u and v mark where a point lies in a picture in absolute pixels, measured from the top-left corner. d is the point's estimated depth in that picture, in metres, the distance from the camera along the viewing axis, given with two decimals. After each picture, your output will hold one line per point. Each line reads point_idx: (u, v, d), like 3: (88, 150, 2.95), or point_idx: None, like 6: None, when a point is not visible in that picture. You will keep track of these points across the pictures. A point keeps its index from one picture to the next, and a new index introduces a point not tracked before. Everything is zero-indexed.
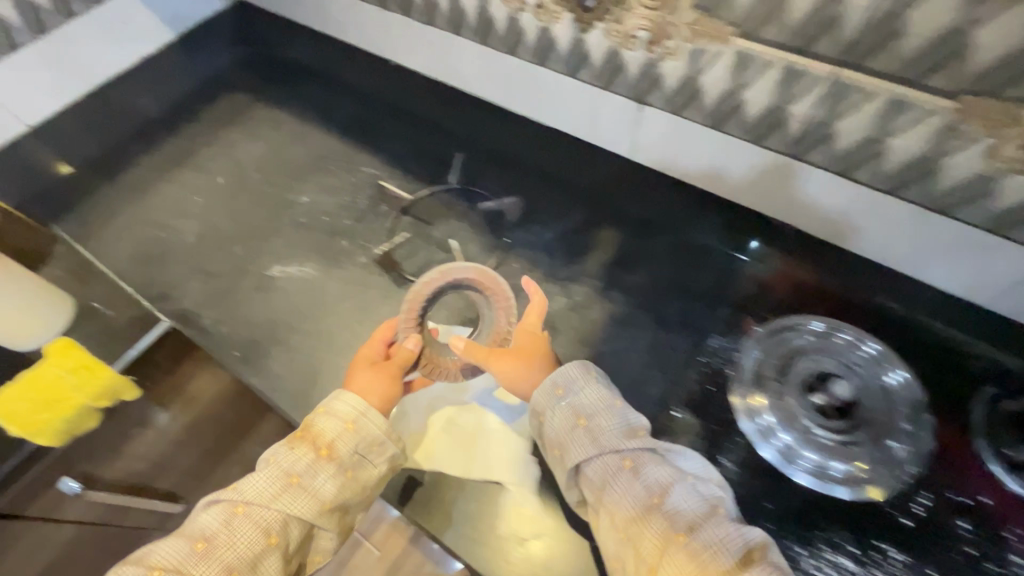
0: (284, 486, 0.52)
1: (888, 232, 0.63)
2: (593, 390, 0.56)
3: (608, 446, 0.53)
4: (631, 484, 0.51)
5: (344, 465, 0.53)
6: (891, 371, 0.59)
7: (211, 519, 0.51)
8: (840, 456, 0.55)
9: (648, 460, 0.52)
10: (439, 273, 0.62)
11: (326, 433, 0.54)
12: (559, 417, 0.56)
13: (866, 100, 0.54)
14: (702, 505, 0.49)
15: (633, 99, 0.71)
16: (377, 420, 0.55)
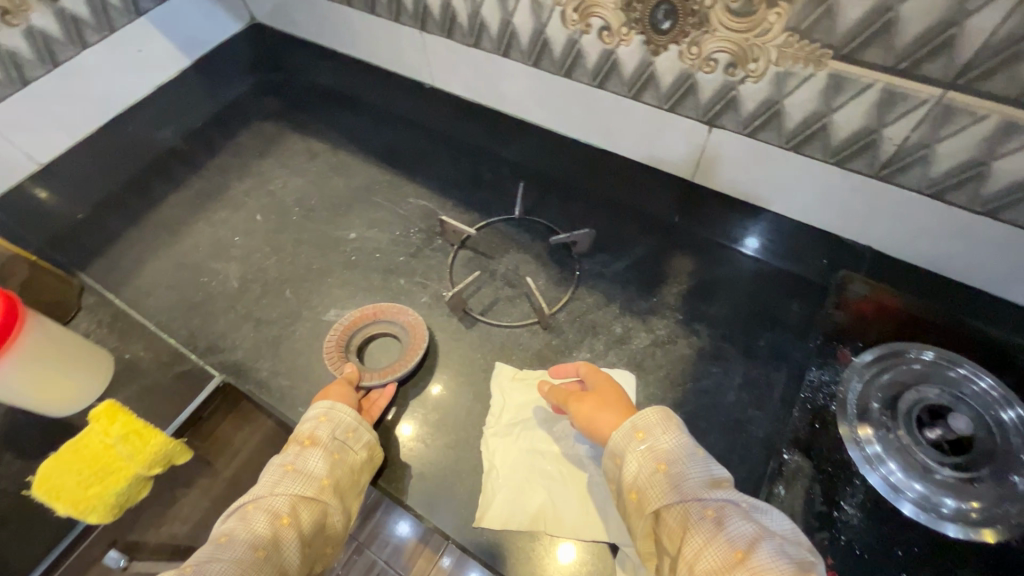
0: (281, 473, 0.52)
1: (980, 253, 0.61)
2: (675, 436, 0.50)
3: (691, 493, 0.47)
4: (714, 537, 0.44)
5: (330, 447, 0.54)
6: (1008, 409, 0.56)
7: (228, 523, 0.50)
8: (955, 492, 0.53)
9: (733, 512, 0.45)
10: (334, 328, 0.65)
11: (305, 426, 0.56)
12: (637, 461, 0.50)
13: (975, 122, 0.52)
14: (793, 566, 0.42)
15: (702, 121, 0.68)
16: (345, 408, 0.57)
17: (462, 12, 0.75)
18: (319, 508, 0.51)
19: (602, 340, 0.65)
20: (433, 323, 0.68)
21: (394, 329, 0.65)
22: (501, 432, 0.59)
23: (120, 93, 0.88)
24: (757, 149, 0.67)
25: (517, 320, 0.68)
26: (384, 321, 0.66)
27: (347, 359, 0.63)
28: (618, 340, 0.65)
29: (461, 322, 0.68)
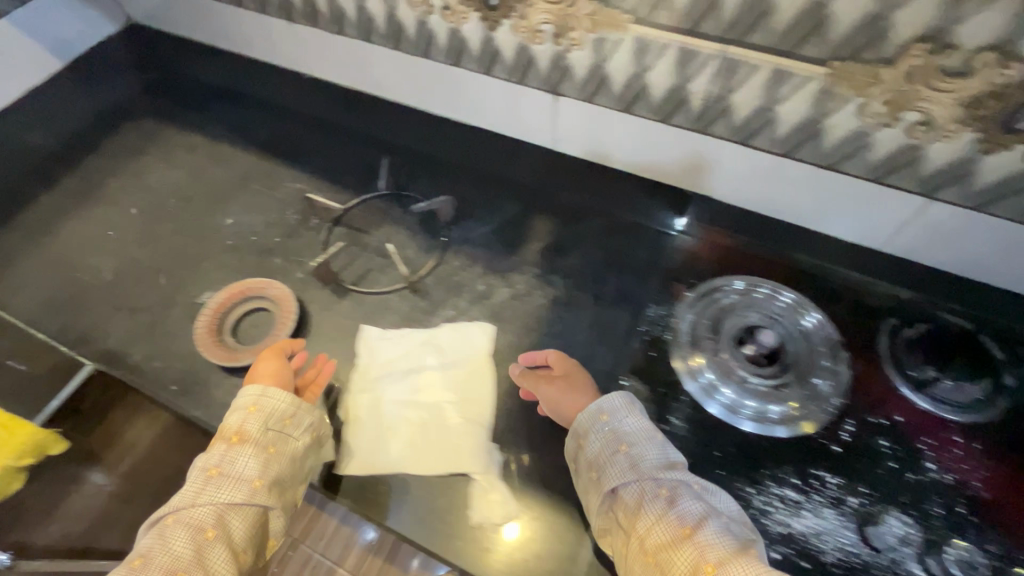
0: (205, 480, 0.50)
1: (788, 191, 0.69)
2: (637, 420, 0.54)
3: (647, 473, 0.50)
4: (664, 513, 0.47)
5: (263, 442, 0.53)
6: (807, 315, 0.64)
7: (145, 541, 0.48)
8: (774, 399, 0.60)
9: (685, 492, 0.49)
10: (207, 309, 0.67)
11: (233, 422, 0.54)
12: (601, 441, 0.53)
13: (753, 73, 0.59)
14: (737, 541, 0.45)
15: (547, 91, 0.74)
16: (277, 395, 0.55)
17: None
18: (252, 513, 0.50)
19: (466, 297, 0.70)
20: (306, 296, 0.71)
21: (263, 302, 0.68)
22: (367, 388, 0.63)
23: None
24: (595, 112, 0.73)
25: (386, 286, 0.71)
26: (253, 298, 0.69)
27: (220, 340, 0.65)
28: (480, 297, 0.70)
29: (334, 293, 0.71)
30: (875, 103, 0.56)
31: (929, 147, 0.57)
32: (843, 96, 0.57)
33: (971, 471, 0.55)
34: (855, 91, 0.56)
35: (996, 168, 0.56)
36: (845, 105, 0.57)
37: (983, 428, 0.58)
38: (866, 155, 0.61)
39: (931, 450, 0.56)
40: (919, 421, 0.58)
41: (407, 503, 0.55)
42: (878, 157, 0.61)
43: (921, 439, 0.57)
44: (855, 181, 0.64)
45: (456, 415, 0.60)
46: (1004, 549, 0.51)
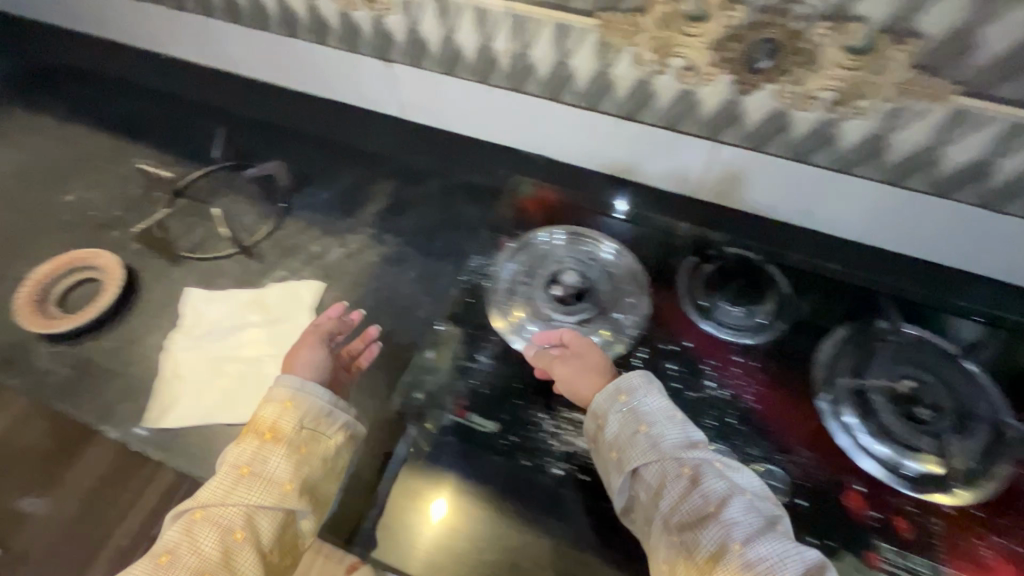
0: (235, 480, 0.48)
1: (604, 143, 0.74)
2: (656, 399, 0.52)
3: (668, 453, 0.48)
4: (687, 493, 0.46)
5: (295, 442, 0.50)
6: (604, 248, 0.70)
7: (172, 535, 0.46)
8: (591, 332, 0.64)
9: (709, 470, 0.47)
10: (31, 282, 0.68)
11: (266, 416, 0.51)
12: (620, 421, 0.51)
13: (540, 28, 0.63)
14: (762, 521, 0.44)
15: (378, 58, 0.77)
16: (315, 393, 0.52)
17: None
18: (282, 516, 0.48)
19: (299, 259, 0.72)
20: (140, 265, 0.71)
21: (91, 272, 0.69)
22: (188, 346, 0.64)
23: None
24: (425, 77, 0.77)
25: (220, 252, 0.72)
26: (81, 267, 0.69)
27: (43, 311, 0.66)
28: (313, 257, 0.72)
29: (168, 261, 0.72)
30: (645, 52, 0.60)
31: (700, 91, 0.62)
32: (618, 46, 0.61)
33: (745, 386, 0.60)
34: (625, 41, 0.60)
35: (757, 107, 0.61)
36: (622, 55, 0.62)
37: (764, 347, 0.62)
38: (655, 103, 0.66)
39: (713, 368, 0.61)
40: (705, 343, 0.63)
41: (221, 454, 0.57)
42: (663, 105, 0.65)
43: (705, 359, 0.62)
44: (654, 129, 0.69)
45: (274, 366, 0.62)
46: (763, 450, 0.56)
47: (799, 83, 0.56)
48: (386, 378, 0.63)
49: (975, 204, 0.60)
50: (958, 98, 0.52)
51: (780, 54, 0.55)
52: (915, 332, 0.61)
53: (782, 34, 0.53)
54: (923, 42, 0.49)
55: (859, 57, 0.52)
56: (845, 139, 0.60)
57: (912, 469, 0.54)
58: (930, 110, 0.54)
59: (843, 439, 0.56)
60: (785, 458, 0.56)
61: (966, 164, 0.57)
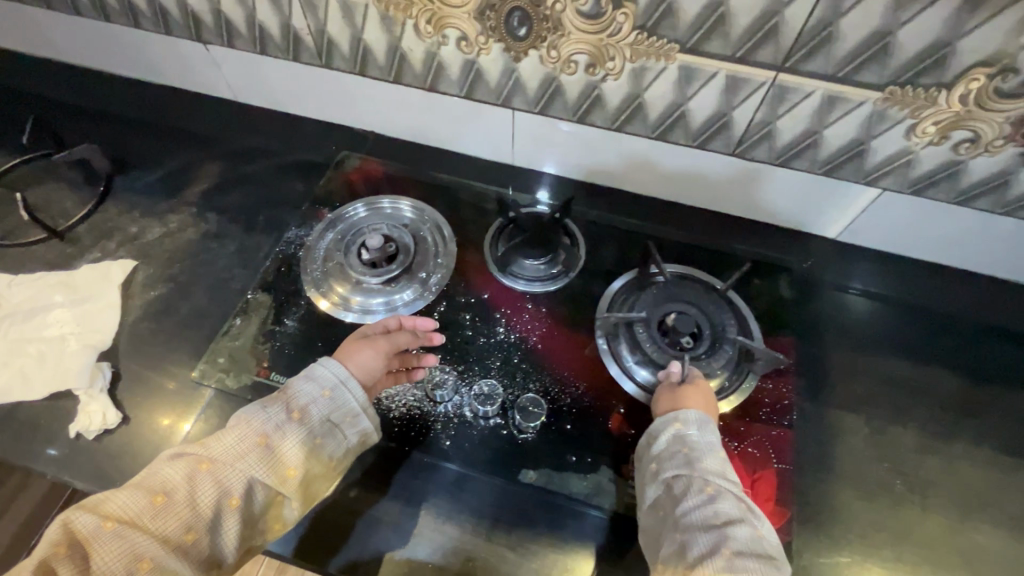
0: (252, 446, 0.48)
1: (421, 116, 0.78)
2: (708, 429, 0.53)
3: (699, 471, 0.50)
4: (703, 505, 0.47)
5: (315, 431, 0.51)
6: (404, 209, 0.75)
7: (174, 473, 0.46)
8: (408, 285, 0.69)
9: (729, 498, 0.48)
10: None
11: (302, 396, 0.52)
12: (666, 437, 0.53)
13: (327, 4, 0.66)
14: (759, 555, 0.44)
15: (193, 41, 0.77)
16: (354, 391, 0.53)
17: None
18: (275, 495, 0.49)
19: (116, 240, 0.72)
20: None
21: None
22: None
23: None
24: (242, 59, 0.78)
25: (32, 238, 0.72)
26: None
27: None
28: (131, 238, 0.73)
29: None
30: (423, 24, 0.64)
31: (480, 61, 0.67)
32: (398, 20, 0.65)
33: (532, 329, 0.66)
34: (403, 14, 0.64)
35: (532, 75, 0.66)
36: (405, 28, 0.66)
37: (555, 294, 0.68)
38: (448, 75, 0.70)
39: (506, 316, 0.67)
40: (501, 294, 0.68)
41: (22, 429, 0.59)
42: (455, 76, 0.70)
43: (500, 309, 0.67)
44: (458, 100, 0.73)
45: (77, 342, 0.63)
46: (541, 383, 0.62)
47: (556, 49, 0.62)
48: (195, 346, 0.65)
49: (730, 154, 0.68)
50: (682, 55, 0.58)
51: (532, 22, 0.60)
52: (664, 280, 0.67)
53: (527, 4, 0.58)
54: (638, 6, 0.55)
55: (594, 23, 0.58)
56: (611, 100, 0.66)
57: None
58: (664, 68, 0.60)
59: (614, 368, 0.63)
60: (559, 389, 0.62)
61: (710, 117, 0.64)
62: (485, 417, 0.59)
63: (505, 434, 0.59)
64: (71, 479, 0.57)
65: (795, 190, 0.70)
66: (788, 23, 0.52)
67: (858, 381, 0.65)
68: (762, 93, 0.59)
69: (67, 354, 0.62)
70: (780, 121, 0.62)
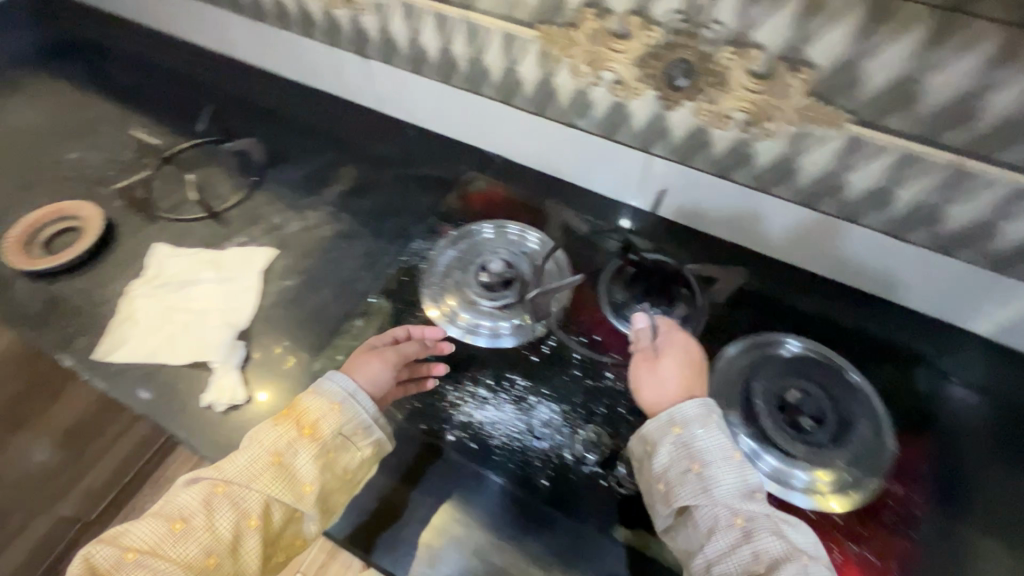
0: (266, 466, 0.52)
1: (554, 148, 0.80)
2: (713, 436, 0.52)
3: (721, 499, 0.48)
4: (739, 547, 0.46)
5: (328, 446, 0.54)
6: (529, 239, 0.76)
7: (192, 501, 0.50)
8: (516, 314, 0.70)
9: (763, 527, 0.47)
10: (20, 226, 0.75)
11: (313, 412, 0.55)
12: (672, 453, 0.52)
13: (489, 35, 0.69)
14: None
15: (357, 54, 0.84)
16: (362, 403, 0.56)
17: None
18: (293, 511, 0.52)
19: (260, 228, 0.78)
20: (121, 220, 0.79)
21: (75, 221, 0.77)
22: (146, 293, 0.71)
23: None
24: (397, 75, 0.83)
25: (192, 215, 0.80)
26: (67, 217, 0.77)
27: (28, 250, 0.74)
28: (273, 228, 0.78)
29: (145, 219, 0.79)
30: (580, 64, 0.65)
31: (630, 104, 0.67)
32: (557, 58, 0.67)
33: None
34: (562, 53, 0.65)
35: (681, 124, 0.65)
36: (561, 66, 0.67)
37: None
38: (593, 113, 0.71)
39: (616, 362, 0.65)
40: (614, 339, 0.67)
41: (162, 389, 0.64)
42: (600, 116, 0.70)
43: (609, 354, 0.66)
44: (596, 138, 0.74)
45: (218, 318, 0.69)
46: None
47: (713, 103, 0.61)
48: (317, 339, 0.68)
49: (883, 231, 0.63)
50: (853, 126, 0.55)
51: (695, 74, 0.59)
52: (798, 346, 0.65)
53: (694, 57, 0.58)
54: (817, 72, 0.53)
55: (764, 83, 0.56)
56: (760, 160, 0.64)
57: (799, 480, 0.56)
58: (830, 136, 0.57)
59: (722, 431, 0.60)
60: None
61: (869, 191, 0.60)
62: (585, 464, 0.58)
63: (604, 485, 0.57)
64: (196, 447, 0.60)
65: (897, 262, 0.67)
66: (989, 108, 0.48)
67: (999, 504, 0.58)
68: (938, 176, 0.55)
69: (210, 328, 0.68)
70: (952, 207, 0.57)
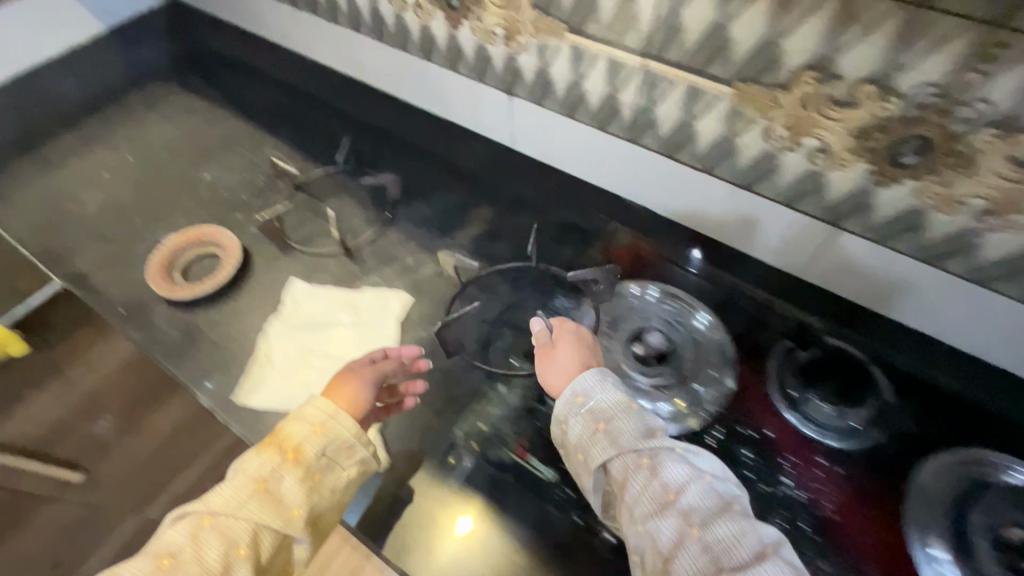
0: (249, 495, 0.50)
1: (712, 208, 0.72)
2: (612, 394, 0.53)
3: (626, 446, 0.49)
4: (648, 484, 0.47)
5: (313, 467, 0.53)
6: (698, 316, 0.68)
7: (179, 534, 0.49)
8: (660, 399, 0.62)
9: (666, 457, 0.48)
10: (160, 250, 0.75)
11: (294, 435, 0.54)
12: (581, 424, 0.52)
13: (671, 87, 0.63)
14: (718, 503, 0.45)
15: (503, 91, 0.80)
16: (346, 422, 0.55)
17: None
18: (283, 537, 0.51)
19: (394, 268, 0.75)
20: (255, 249, 0.78)
21: (214, 248, 0.76)
22: (284, 334, 0.69)
23: (23, 48, 1.01)
24: (544, 115, 0.79)
25: (326, 249, 0.77)
26: (206, 243, 0.76)
27: (168, 276, 0.73)
28: (407, 269, 0.75)
29: (279, 249, 0.77)
30: (778, 126, 0.58)
31: (829, 175, 0.59)
32: (749, 117, 0.60)
33: (824, 493, 0.56)
34: (758, 113, 0.59)
35: (891, 202, 0.57)
36: (752, 126, 0.60)
37: (850, 454, 0.58)
38: (777, 178, 0.63)
39: (792, 466, 0.58)
40: (789, 438, 0.59)
41: None
42: (785, 182, 0.63)
43: (784, 455, 0.58)
44: (769, 205, 0.67)
45: None
46: (834, 567, 0.52)
47: (945, 185, 0.52)
48: (457, 401, 0.64)
49: None
50: None
51: (930, 152, 0.51)
52: None
53: (936, 134, 0.50)
54: None
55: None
56: (989, 252, 0.55)
57: None
58: None
59: (919, 551, 0.52)
60: None
61: None
62: None
63: None
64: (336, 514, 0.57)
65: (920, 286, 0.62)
66: None
67: None
68: None
69: None
70: None
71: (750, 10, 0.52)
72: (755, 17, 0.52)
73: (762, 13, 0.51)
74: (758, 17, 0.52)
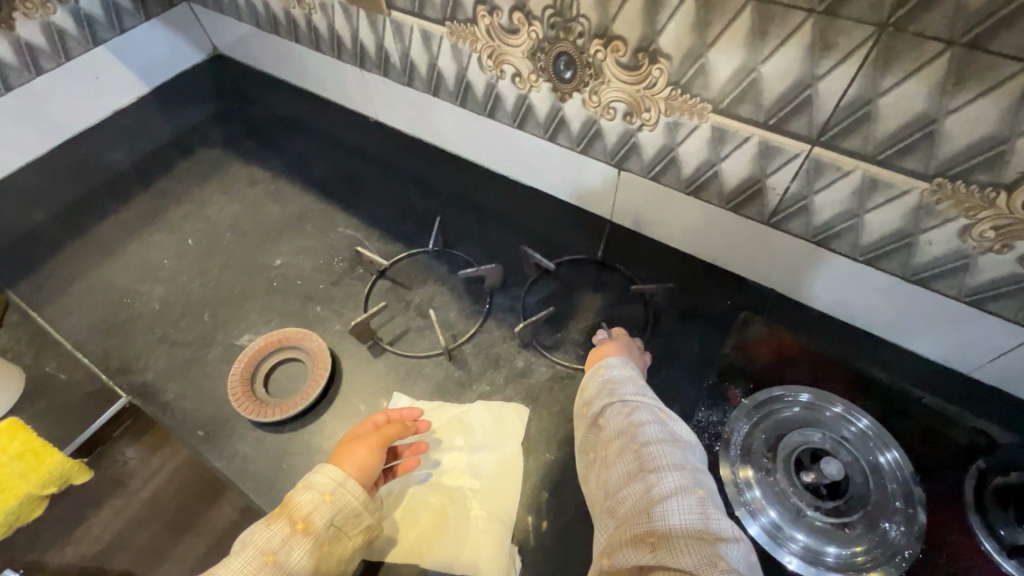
0: (258, 567, 0.46)
1: (865, 297, 0.64)
2: (626, 368, 0.56)
3: (619, 394, 0.54)
4: (621, 421, 0.51)
5: (321, 538, 0.49)
6: (882, 449, 0.57)
7: None
8: (833, 538, 0.53)
9: (645, 409, 0.52)
10: (242, 359, 0.66)
11: (303, 505, 0.50)
12: (592, 386, 0.56)
13: (842, 176, 0.54)
14: (670, 442, 0.49)
15: (612, 165, 0.72)
16: (355, 489, 0.52)
17: (394, 54, 0.81)
18: None
19: (503, 373, 0.66)
20: (343, 351, 0.69)
21: (299, 354, 0.67)
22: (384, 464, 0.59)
23: (69, 115, 0.96)
24: (659, 192, 0.70)
25: (423, 350, 0.68)
26: (290, 347, 0.68)
27: (251, 390, 0.65)
28: (518, 373, 0.66)
29: (371, 352, 0.69)
30: (983, 227, 0.50)
31: None
32: (944, 215, 0.51)
33: None
34: (959, 211, 0.50)
35: None
36: (946, 223, 0.52)
37: None
38: (967, 277, 0.55)
39: None
40: None
41: None
42: (978, 281, 0.54)
43: None
44: (948, 301, 0.58)
45: (477, 507, 0.57)
46: None
47: None
48: None
49: None
50: None
51: None
52: None
53: None
54: None
55: None
56: None
57: None
58: None
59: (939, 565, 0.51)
60: None
61: None
62: None
63: None
64: None
65: None
66: None
67: None
68: None
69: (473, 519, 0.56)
70: None
71: (978, 103, 0.43)
72: (983, 111, 0.43)
73: (995, 107, 0.43)
74: (988, 112, 0.43)
